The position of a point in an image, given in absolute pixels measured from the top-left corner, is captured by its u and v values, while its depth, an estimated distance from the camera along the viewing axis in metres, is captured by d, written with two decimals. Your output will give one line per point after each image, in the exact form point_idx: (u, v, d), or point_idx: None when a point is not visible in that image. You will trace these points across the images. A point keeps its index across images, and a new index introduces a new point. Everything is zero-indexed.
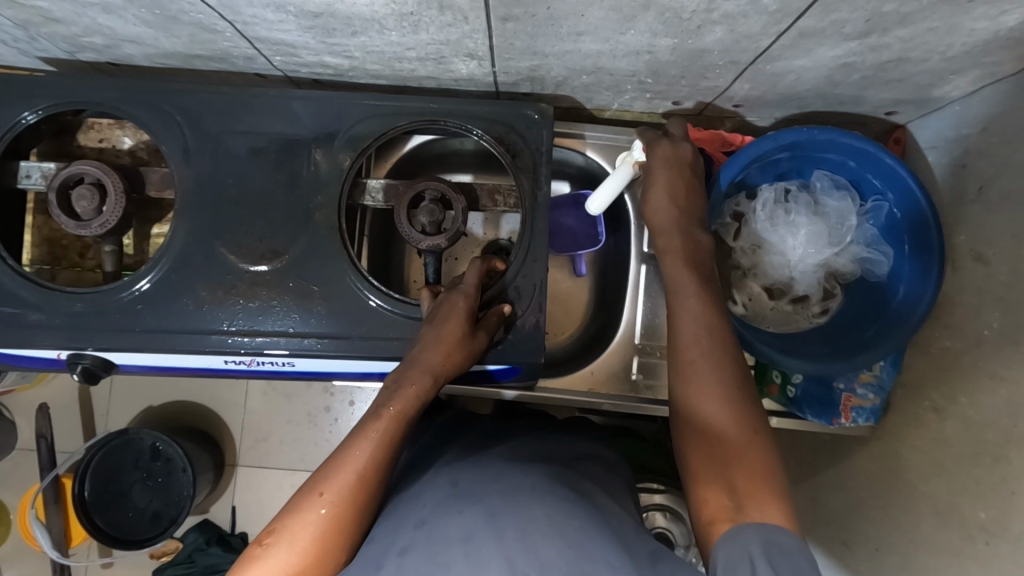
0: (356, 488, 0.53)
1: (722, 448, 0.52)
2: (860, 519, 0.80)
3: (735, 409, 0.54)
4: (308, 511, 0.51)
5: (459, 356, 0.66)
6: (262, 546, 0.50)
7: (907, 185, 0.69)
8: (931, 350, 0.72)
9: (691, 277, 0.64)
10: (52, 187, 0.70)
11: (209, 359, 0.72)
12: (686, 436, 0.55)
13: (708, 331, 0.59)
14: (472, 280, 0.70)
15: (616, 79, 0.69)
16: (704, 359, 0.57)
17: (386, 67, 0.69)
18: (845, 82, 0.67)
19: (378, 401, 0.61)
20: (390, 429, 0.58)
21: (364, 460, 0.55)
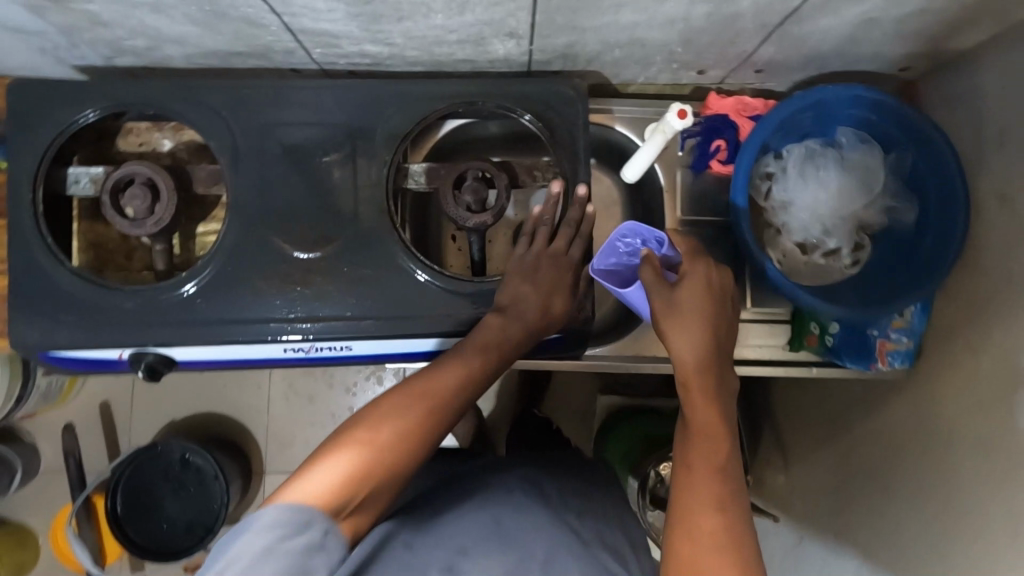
0: (433, 412, 0.58)
1: (708, 556, 0.52)
2: (902, 461, 0.83)
3: (725, 516, 0.53)
4: (394, 414, 0.57)
5: (548, 310, 0.70)
6: (347, 439, 0.55)
7: (930, 136, 0.72)
8: (959, 293, 0.76)
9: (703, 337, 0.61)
10: (105, 189, 0.71)
11: (267, 348, 0.73)
12: (677, 536, 0.54)
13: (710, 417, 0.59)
14: (559, 245, 0.73)
15: (647, 51, 0.72)
16: (704, 443, 0.57)
17: (425, 53, 0.72)
18: (867, 39, 0.70)
19: (481, 337, 0.66)
20: (473, 365, 0.63)
21: (449, 390, 0.60)
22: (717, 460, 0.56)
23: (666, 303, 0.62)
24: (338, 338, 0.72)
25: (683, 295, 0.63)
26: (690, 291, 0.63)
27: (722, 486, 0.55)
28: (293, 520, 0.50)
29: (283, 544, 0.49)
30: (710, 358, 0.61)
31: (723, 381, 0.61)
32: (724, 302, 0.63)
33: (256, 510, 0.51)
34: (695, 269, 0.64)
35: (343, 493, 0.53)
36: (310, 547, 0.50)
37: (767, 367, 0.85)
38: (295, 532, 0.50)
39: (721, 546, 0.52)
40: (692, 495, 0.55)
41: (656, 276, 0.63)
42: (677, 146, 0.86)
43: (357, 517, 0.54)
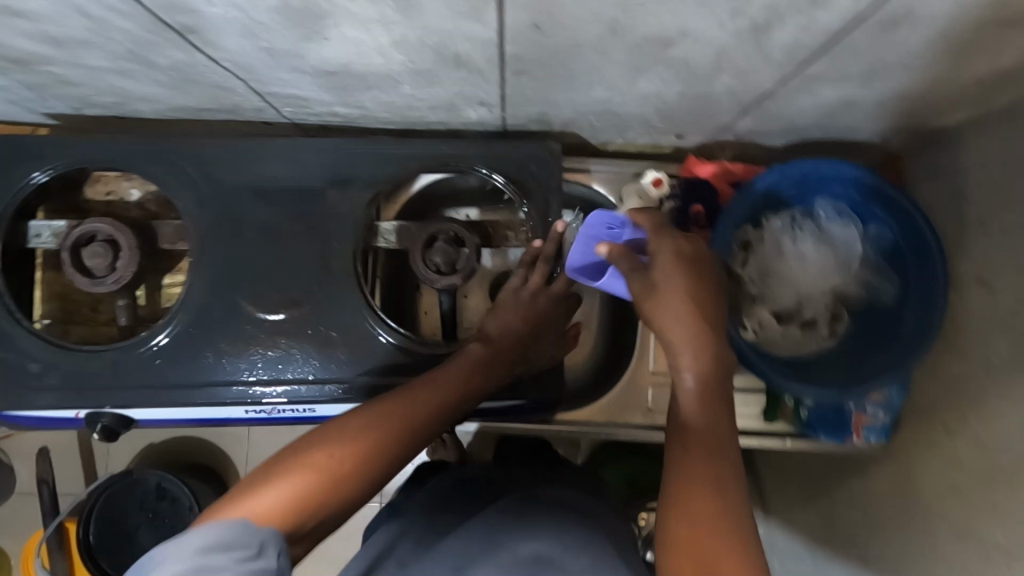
0: (410, 430, 0.58)
1: (702, 525, 0.46)
2: (879, 535, 0.82)
3: (722, 491, 0.48)
4: (364, 427, 0.56)
5: (537, 347, 0.72)
6: (307, 460, 0.53)
7: (912, 217, 0.71)
8: (938, 370, 0.74)
9: (682, 298, 0.55)
10: (64, 246, 0.70)
11: (230, 410, 0.71)
12: (671, 517, 0.48)
13: (699, 397, 0.52)
14: (535, 282, 0.73)
15: (624, 119, 0.71)
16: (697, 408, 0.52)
17: (397, 115, 0.70)
18: (847, 115, 0.69)
19: (462, 363, 0.66)
20: (455, 378, 0.64)
21: (415, 411, 0.60)
22: (711, 431, 0.51)
23: (643, 282, 0.57)
24: (301, 402, 0.70)
25: (655, 270, 0.58)
26: (664, 267, 0.57)
27: (717, 467, 0.49)
28: (242, 541, 0.47)
29: (233, 565, 0.45)
30: (697, 322, 0.54)
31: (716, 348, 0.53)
32: (700, 269, 0.56)
33: (196, 527, 0.47)
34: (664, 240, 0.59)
35: (288, 520, 0.50)
36: (266, 569, 0.47)
37: (740, 437, 0.83)
38: (249, 555, 0.46)
39: (717, 519, 0.46)
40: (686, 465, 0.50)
41: (627, 265, 0.59)
42: None
43: (315, 530, 0.53)
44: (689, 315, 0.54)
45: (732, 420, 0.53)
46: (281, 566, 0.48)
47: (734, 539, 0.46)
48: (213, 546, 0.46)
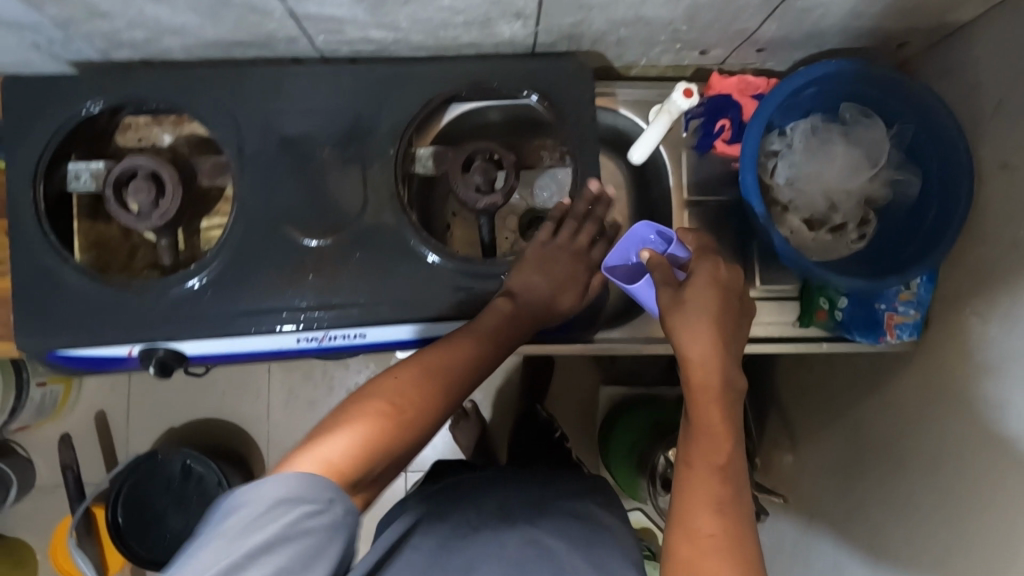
0: (447, 397, 0.62)
1: (703, 535, 0.53)
2: (913, 430, 0.84)
3: (724, 514, 0.54)
4: (403, 397, 0.60)
5: (557, 300, 0.73)
6: (359, 417, 0.57)
7: (933, 109, 0.73)
8: (963, 261, 0.77)
9: (707, 325, 0.61)
10: (108, 183, 0.70)
11: (281, 340, 0.72)
12: (673, 527, 0.55)
13: (711, 414, 0.58)
14: (581, 241, 0.75)
15: (651, 30, 0.73)
16: (711, 430, 0.58)
17: (430, 37, 0.72)
18: (868, 12, 0.71)
19: (493, 323, 0.68)
20: (484, 350, 0.66)
21: (452, 374, 0.63)
22: (721, 456, 0.57)
23: (674, 298, 0.64)
24: (353, 326, 0.72)
25: (687, 290, 0.63)
26: (698, 291, 0.63)
27: (724, 486, 0.56)
28: (316, 497, 0.52)
29: (305, 520, 0.51)
30: (716, 350, 0.61)
31: (729, 374, 0.60)
32: (730, 298, 0.63)
33: (271, 478, 0.52)
34: (700, 265, 0.65)
35: (359, 464, 0.56)
36: (331, 524, 0.53)
37: (777, 344, 0.84)
38: (320, 508, 0.52)
39: (718, 535, 0.53)
40: (693, 481, 0.56)
41: (661, 277, 0.66)
42: (681, 126, 0.86)
43: (362, 493, 0.57)
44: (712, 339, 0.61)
45: (740, 438, 0.59)
46: (349, 520, 0.54)
47: (729, 553, 0.52)
48: (293, 497, 0.51)
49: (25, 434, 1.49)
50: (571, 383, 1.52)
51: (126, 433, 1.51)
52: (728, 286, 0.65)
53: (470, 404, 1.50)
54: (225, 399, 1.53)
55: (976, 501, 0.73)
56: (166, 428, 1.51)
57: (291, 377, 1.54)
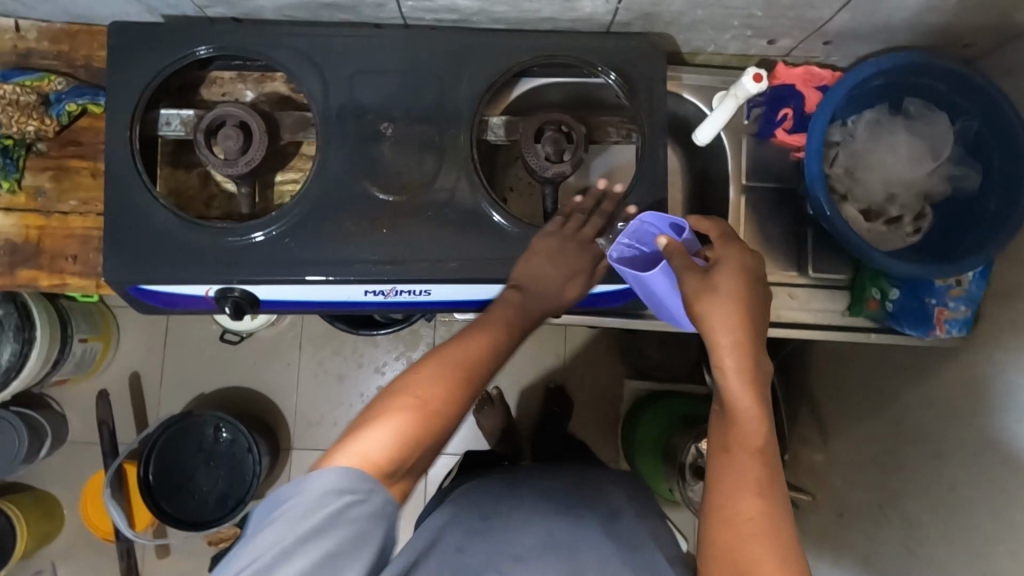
0: (473, 378, 0.63)
1: (745, 523, 0.54)
2: (959, 427, 0.85)
3: (764, 500, 0.55)
4: (433, 384, 0.61)
5: (562, 292, 0.73)
6: (394, 409, 0.59)
7: (999, 104, 0.74)
8: (1020, 258, 0.78)
9: (737, 316, 0.59)
10: (199, 128, 0.73)
11: (351, 292, 0.76)
12: (712, 515, 0.56)
13: (745, 405, 0.58)
14: (588, 231, 0.74)
15: (726, 14, 0.76)
16: (744, 422, 0.58)
17: (513, 8, 0.75)
18: (941, 8, 0.73)
19: (505, 315, 0.69)
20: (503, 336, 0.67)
21: (474, 358, 0.63)
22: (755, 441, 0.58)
23: (700, 285, 0.61)
24: (419, 282, 0.74)
25: (713, 278, 0.61)
26: (724, 278, 0.61)
27: (763, 468, 0.57)
28: (357, 487, 0.55)
29: (348, 508, 0.54)
30: (746, 338, 0.59)
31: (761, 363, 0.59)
32: (757, 284, 0.61)
33: (313, 472, 0.55)
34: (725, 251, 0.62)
35: (395, 456, 0.57)
36: (374, 511, 0.56)
37: (824, 331, 0.87)
38: (361, 497, 0.55)
39: (758, 521, 0.54)
40: (732, 471, 0.57)
41: (683, 262, 0.63)
42: (743, 114, 0.88)
43: (404, 480, 0.59)
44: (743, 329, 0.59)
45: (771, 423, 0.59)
46: (389, 510, 0.57)
47: (773, 539, 0.54)
48: (336, 489, 0.54)
49: (62, 388, 1.53)
50: (597, 374, 1.52)
51: (159, 394, 1.54)
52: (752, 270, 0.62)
53: (495, 392, 1.48)
54: (257, 367, 1.56)
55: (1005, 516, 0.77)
56: (197, 392, 1.54)
57: (323, 350, 1.57)
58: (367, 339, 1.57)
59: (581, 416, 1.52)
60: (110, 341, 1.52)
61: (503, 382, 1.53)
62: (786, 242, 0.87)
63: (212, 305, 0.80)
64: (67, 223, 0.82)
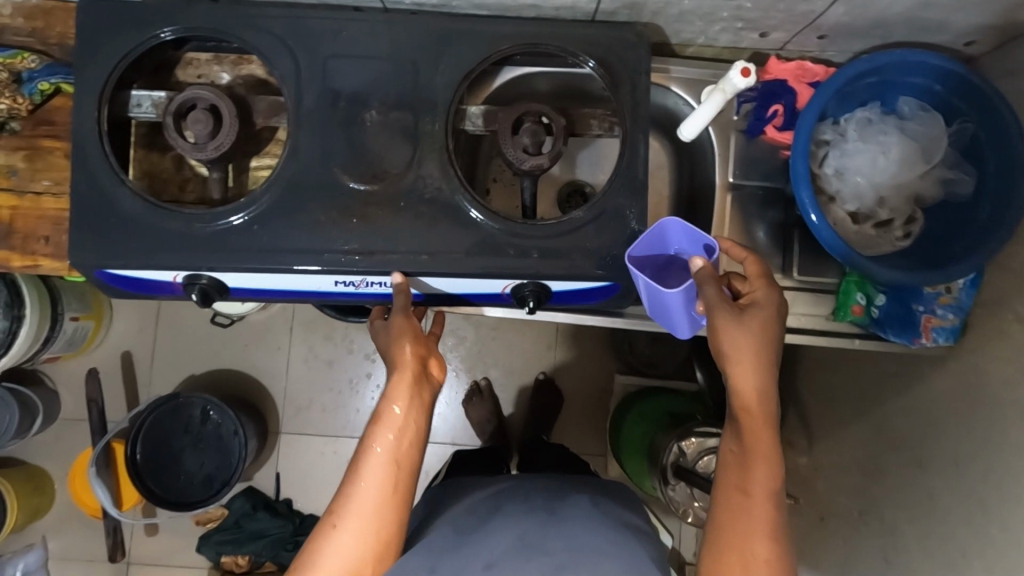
0: (379, 499, 0.63)
1: (755, 564, 0.58)
2: (942, 439, 0.83)
3: (774, 543, 0.58)
4: (350, 503, 0.62)
5: (400, 399, 0.67)
6: (328, 528, 0.62)
7: (995, 107, 0.72)
8: (1012, 266, 0.76)
9: (762, 360, 0.62)
10: (168, 111, 0.71)
11: (319, 283, 0.75)
12: (721, 552, 0.59)
13: (764, 440, 0.61)
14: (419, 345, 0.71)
15: (714, 5, 0.73)
16: (759, 465, 0.60)
17: None
18: (939, 3, 0.70)
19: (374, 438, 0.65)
20: (394, 453, 0.64)
21: (371, 471, 0.63)
22: (769, 487, 0.60)
23: (732, 315, 0.62)
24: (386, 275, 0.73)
25: (748, 309, 0.64)
26: (755, 316, 0.63)
27: (774, 512, 0.60)
28: None
29: None
30: (768, 383, 0.62)
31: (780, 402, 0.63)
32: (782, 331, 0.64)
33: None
34: (760, 286, 0.66)
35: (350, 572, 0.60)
36: None
37: (807, 335, 0.84)
38: None
39: (770, 563, 0.58)
40: (745, 512, 0.59)
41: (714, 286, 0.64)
42: (732, 109, 0.85)
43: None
44: (770, 365, 0.62)
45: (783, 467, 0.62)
46: None
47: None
48: None
49: (53, 366, 1.54)
50: (587, 368, 1.51)
51: (149, 375, 1.54)
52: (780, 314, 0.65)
53: (484, 382, 1.50)
54: (247, 351, 1.55)
55: (980, 531, 0.76)
56: (187, 375, 1.54)
57: (312, 336, 1.56)
58: (356, 326, 1.57)
59: (570, 411, 1.50)
60: (103, 320, 1.51)
61: (492, 374, 1.52)
62: (772, 243, 0.85)
63: (180, 293, 0.79)
64: (39, 204, 0.81)
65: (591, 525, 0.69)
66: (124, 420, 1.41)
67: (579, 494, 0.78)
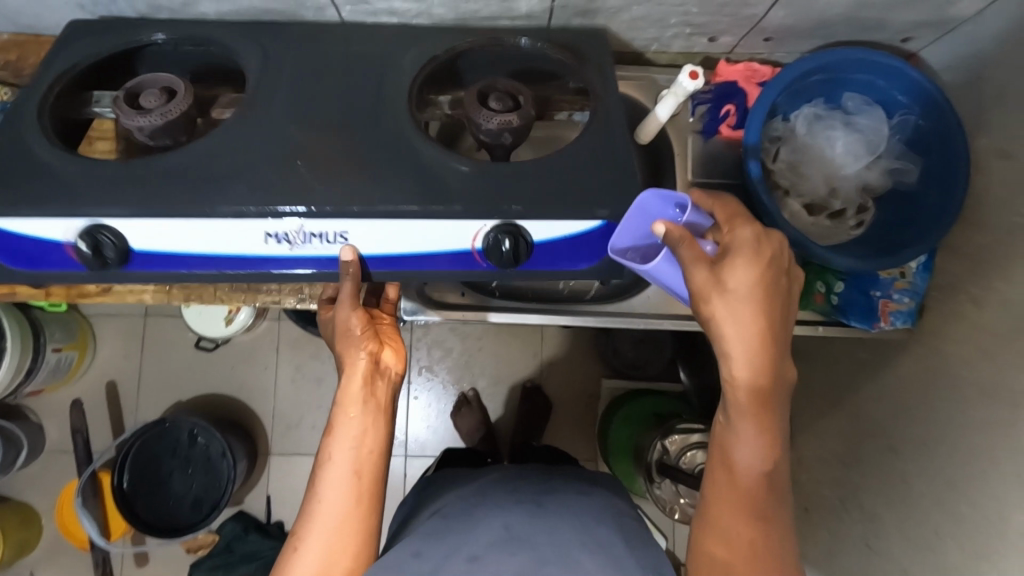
0: (344, 510, 0.63)
1: (734, 541, 0.57)
2: (909, 420, 0.85)
3: (757, 520, 0.57)
4: (315, 520, 0.62)
5: (354, 400, 0.67)
6: (292, 553, 0.61)
7: (934, 97, 0.76)
8: (963, 248, 0.79)
9: (744, 328, 0.56)
10: (123, 91, 0.70)
11: (250, 238, 0.65)
12: (703, 524, 0.59)
13: (751, 415, 0.56)
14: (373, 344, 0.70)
15: (663, 11, 0.77)
16: (741, 442, 0.57)
17: (451, 9, 0.76)
18: (874, 3, 0.74)
19: (338, 450, 0.65)
20: (359, 458, 0.65)
21: (331, 480, 0.64)
22: (754, 464, 0.56)
23: (709, 280, 0.57)
24: (328, 219, 0.63)
25: (731, 264, 0.57)
26: (738, 273, 0.56)
27: (762, 488, 0.57)
28: None
29: None
30: (757, 350, 0.56)
31: (779, 367, 0.56)
32: (772, 285, 0.56)
33: None
34: (739, 233, 0.58)
35: None
36: None
37: None
38: None
39: (752, 540, 0.56)
40: (728, 489, 0.57)
41: (690, 251, 0.57)
42: (688, 112, 0.89)
43: None
44: (759, 328, 0.56)
45: (782, 439, 0.58)
46: None
47: (762, 558, 0.56)
48: None
49: (37, 398, 1.53)
50: (571, 373, 1.53)
51: (135, 402, 1.54)
52: (773, 262, 0.57)
53: (472, 393, 1.51)
54: (232, 373, 1.56)
55: (950, 507, 0.78)
56: (174, 400, 1.54)
57: (298, 355, 1.57)
58: None
59: (557, 417, 1.52)
60: (86, 350, 1.51)
61: (480, 385, 1.53)
62: None
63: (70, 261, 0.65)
64: None
65: (572, 517, 0.70)
66: (110, 449, 1.41)
67: (561, 488, 0.79)
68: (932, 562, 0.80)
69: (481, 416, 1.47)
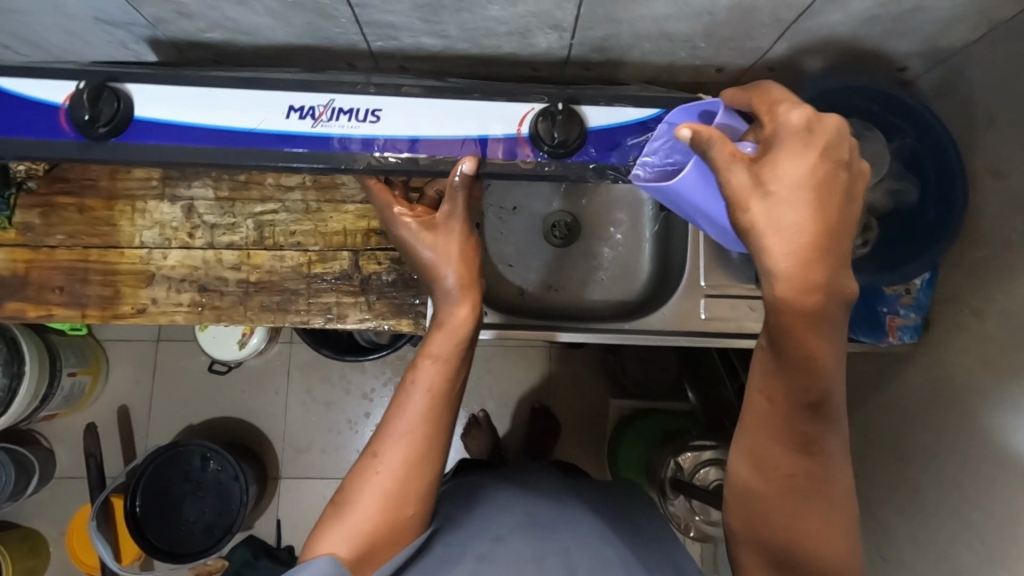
0: (415, 439, 0.60)
1: (769, 464, 0.55)
2: (918, 429, 0.88)
3: (795, 445, 0.54)
4: (389, 444, 0.60)
5: (454, 328, 0.65)
6: (366, 475, 0.60)
7: (928, 121, 0.81)
8: (962, 263, 0.83)
9: (801, 245, 0.50)
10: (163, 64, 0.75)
11: (271, 110, 0.64)
12: (740, 446, 0.57)
13: (801, 339, 0.52)
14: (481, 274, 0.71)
15: (673, 46, 0.81)
16: (787, 369, 0.53)
17: (474, 44, 0.81)
18: (869, 35, 0.79)
19: (425, 379, 0.62)
20: (438, 382, 0.62)
21: (411, 409, 0.61)
22: (797, 392, 0.53)
23: (749, 179, 0.51)
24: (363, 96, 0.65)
25: (777, 159, 0.51)
26: (787, 167, 0.50)
27: (805, 414, 0.54)
28: None
29: None
30: (809, 266, 0.50)
31: (834, 285, 0.50)
32: (829, 179, 0.51)
33: None
34: (786, 121, 0.53)
35: (388, 515, 0.59)
36: None
37: None
38: None
39: (791, 467, 0.55)
40: (769, 415, 0.55)
41: (725, 151, 0.52)
42: None
43: (409, 520, 0.60)
44: (804, 236, 0.50)
45: (838, 363, 0.53)
46: None
47: (799, 481, 0.55)
48: None
49: (49, 424, 1.53)
50: (581, 393, 1.55)
51: (146, 427, 1.55)
52: (830, 148, 0.51)
53: (481, 414, 1.52)
54: (244, 396, 1.57)
55: (960, 515, 0.80)
56: (186, 424, 1.55)
57: (309, 379, 1.59)
58: (353, 365, 1.59)
59: (567, 436, 1.54)
60: (99, 375, 1.53)
61: (490, 406, 1.55)
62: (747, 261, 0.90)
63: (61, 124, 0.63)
64: (53, 256, 0.85)
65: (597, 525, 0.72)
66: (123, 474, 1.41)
67: (581, 496, 0.81)
68: (942, 567, 0.82)
69: (491, 436, 1.47)
